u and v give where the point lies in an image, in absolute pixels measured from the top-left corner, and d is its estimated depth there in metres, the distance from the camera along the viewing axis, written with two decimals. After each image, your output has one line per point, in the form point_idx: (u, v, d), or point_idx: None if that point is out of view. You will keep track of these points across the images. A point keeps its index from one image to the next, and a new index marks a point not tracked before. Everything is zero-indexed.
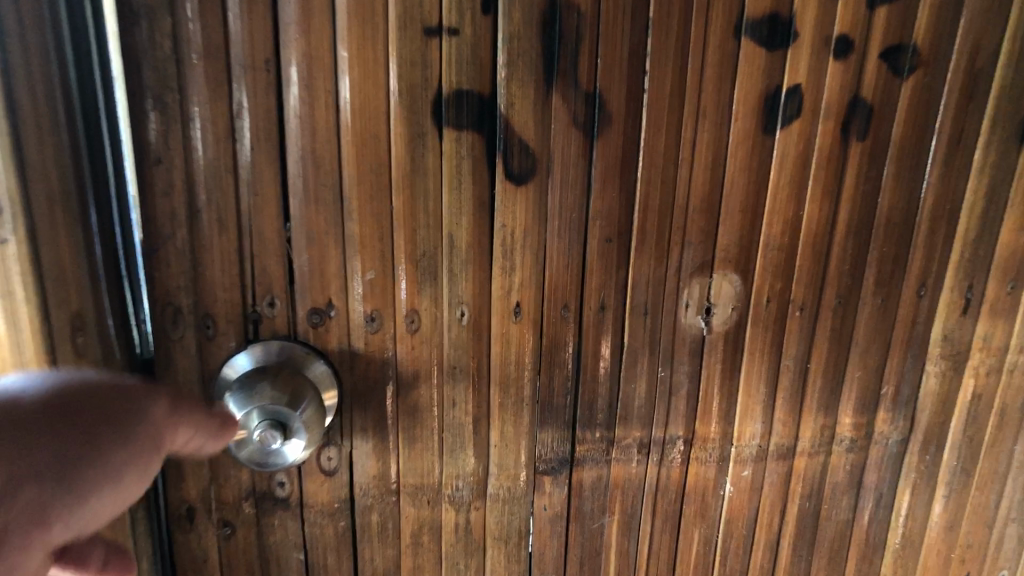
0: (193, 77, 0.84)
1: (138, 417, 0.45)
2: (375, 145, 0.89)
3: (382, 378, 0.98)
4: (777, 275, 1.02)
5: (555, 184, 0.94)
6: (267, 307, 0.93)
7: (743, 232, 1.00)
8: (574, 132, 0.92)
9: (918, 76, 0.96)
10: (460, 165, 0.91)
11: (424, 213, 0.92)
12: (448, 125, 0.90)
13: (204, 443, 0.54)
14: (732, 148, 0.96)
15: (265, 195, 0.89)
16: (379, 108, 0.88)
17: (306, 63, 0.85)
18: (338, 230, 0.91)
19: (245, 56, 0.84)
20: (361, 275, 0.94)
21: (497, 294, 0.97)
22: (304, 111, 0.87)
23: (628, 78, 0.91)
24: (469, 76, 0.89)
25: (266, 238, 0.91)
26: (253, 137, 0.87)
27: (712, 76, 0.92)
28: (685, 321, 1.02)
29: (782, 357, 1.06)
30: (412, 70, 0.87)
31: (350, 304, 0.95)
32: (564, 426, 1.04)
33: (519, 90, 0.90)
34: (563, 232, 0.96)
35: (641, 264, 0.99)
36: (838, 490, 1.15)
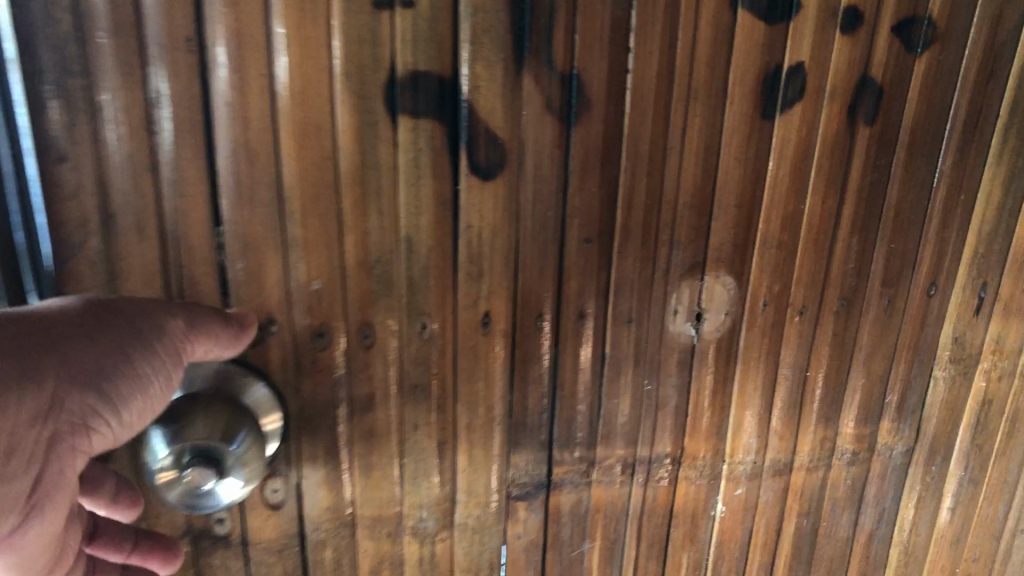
0: (101, 59, 0.71)
1: (154, 330, 0.66)
2: (319, 137, 0.77)
3: (333, 401, 0.86)
4: (775, 276, 0.92)
5: (528, 179, 0.82)
6: None
7: (738, 230, 0.89)
8: (548, 120, 0.81)
9: (933, 52, 0.86)
10: (418, 158, 0.79)
11: (377, 214, 0.80)
12: (403, 113, 0.78)
13: (221, 349, 0.73)
14: (726, 136, 0.84)
15: (191, 196, 0.76)
16: (322, 93, 0.76)
17: (235, 41, 0.72)
18: (278, 235, 0.79)
19: (162, 34, 0.71)
20: (306, 286, 0.82)
21: (463, 304, 0.86)
22: (234, 98, 0.74)
23: (609, 56, 0.79)
24: (427, 55, 0.76)
25: (194, 244, 0.78)
26: (175, 129, 0.74)
27: (704, 54, 0.81)
28: (672, 330, 0.92)
29: (779, 366, 0.96)
30: (360, 48, 0.75)
31: (294, 318, 0.82)
32: (540, 447, 0.94)
33: (484, 71, 0.78)
34: (537, 233, 0.85)
35: (625, 266, 0.88)
36: (838, 506, 1.06)
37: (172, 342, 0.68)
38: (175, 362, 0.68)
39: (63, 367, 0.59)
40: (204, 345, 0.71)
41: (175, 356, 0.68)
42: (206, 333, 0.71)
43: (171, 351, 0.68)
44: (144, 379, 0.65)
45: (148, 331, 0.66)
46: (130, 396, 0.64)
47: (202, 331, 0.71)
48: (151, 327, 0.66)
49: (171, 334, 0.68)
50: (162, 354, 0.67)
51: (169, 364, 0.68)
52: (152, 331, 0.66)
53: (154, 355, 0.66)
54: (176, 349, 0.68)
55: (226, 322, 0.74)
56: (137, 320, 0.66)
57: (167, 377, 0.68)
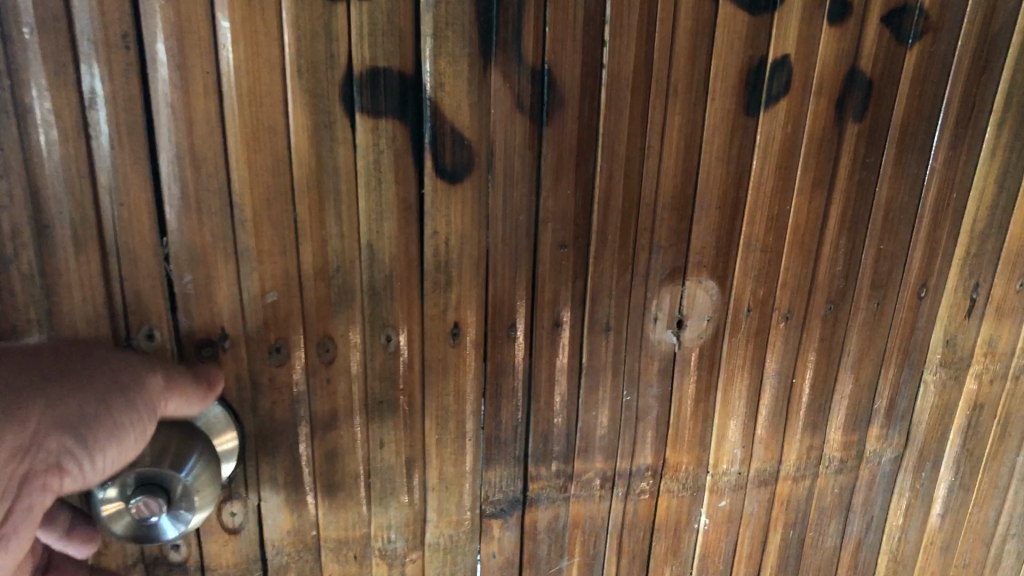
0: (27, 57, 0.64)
1: (133, 386, 0.66)
2: (271, 140, 0.71)
3: (293, 419, 0.81)
4: (760, 280, 0.87)
5: (497, 182, 0.77)
6: (144, 339, 0.75)
7: (721, 232, 0.84)
8: (519, 118, 0.75)
9: (925, 43, 0.81)
10: (379, 161, 0.74)
11: (337, 220, 0.75)
12: (362, 113, 0.72)
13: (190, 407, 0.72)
14: (708, 134, 0.80)
15: (132, 205, 0.71)
16: (273, 92, 0.70)
17: (177, 37, 0.67)
18: (229, 244, 0.74)
19: (94, 29, 0.65)
20: (261, 299, 0.76)
21: (431, 315, 0.81)
22: (177, 99, 0.68)
23: (582, 49, 0.74)
24: (387, 50, 0.71)
25: (138, 256, 0.72)
26: (112, 132, 0.68)
27: (684, 47, 0.76)
28: (653, 338, 0.87)
29: (765, 373, 0.92)
30: (314, 43, 0.69)
31: (249, 333, 0.77)
32: (515, 462, 0.89)
33: (448, 67, 0.72)
34: (508, 239, 0.80)
35: (602, 272, 0.83)
36: (825, 515, 1.02)
37: (148, 400, 0.68)
38: (147, 415, 0.67)
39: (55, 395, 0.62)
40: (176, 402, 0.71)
41: (146, 409, 0.67)
42: (177, 392, 0.71)
43: (143, 404, 0.67)
44: (117, 424, 0.64)
45: (126, 387, 0.66)
46: (110, 441, 0.64)
47: (174, 388, 0.71)
48: (129, 385, 0.66)
49: (142, 386, 0.67)
50: (134, 401, 0.66)
51: (140, 416, 0.67)
52: (130, 388, 0.66)
53: (133, 411, 0.66)
54: (150, 404, 0.68)
55: (199, 376, 0.74)
56: (99, 372, 0.66)
57: (140, 429, 0.67)
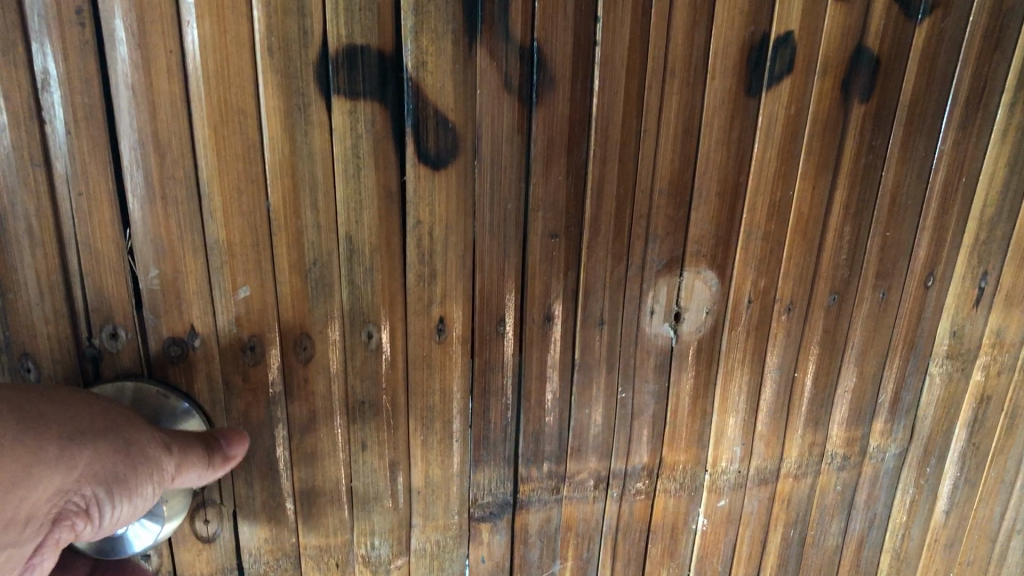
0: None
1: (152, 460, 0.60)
2: (241, 124, 0.66)
3: (269, 421, 0.76)
4: (761, 270, 0.83)
5: (484, 168, 0.72)
6: (108, 339, 0.70)
7: (720, 220, 0.80)
8: (506, 100, 0.71)
9: (934, 20, 0.77)
10: (357, 146, 0.69)
11: (313, 211, 0.70)
12: (338, 94, 0.67)
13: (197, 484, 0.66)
14: (707, 115, 0.75)
15: (91, 194, 0.66)
16: (242, 72, 0.65)
17: (136, 12, 0.61)
18: (198, 236, 0.69)
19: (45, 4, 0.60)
20: (233, 295, 0.71)
21: (414, 310, 0.76)
22: (138, 79, 0.63)
23: (573, 25, 0.69)
24: (364, 27, 0.66)
25: (99, 250, 0.67)
26: (68, 116, 0.63)
27: (682, 23, 0.71)
28: (649, 332, 0.83)
29: (765, 367, 0.88)
30: (285, 19, 0.64)
31: (220, 330, 0.72)
32: (504, 464, 0.84)
33: (431, 45, 0.68)
34: (496, 229, 0.75)
35: (595, 263, 0.78)
36: (827, 514, 0.98)
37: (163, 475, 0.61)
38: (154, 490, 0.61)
39: (67, 462, 0.55)
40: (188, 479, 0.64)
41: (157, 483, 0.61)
42: (191, 468, 0.64)
43: (156, 480, 0.61)
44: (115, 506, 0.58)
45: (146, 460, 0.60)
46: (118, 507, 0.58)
47: (188, 466, 0.64)
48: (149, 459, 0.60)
49: (158, 465, 0.61)
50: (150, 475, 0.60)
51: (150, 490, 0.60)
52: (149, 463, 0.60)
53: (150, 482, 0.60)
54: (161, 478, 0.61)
55: (216, 452, 0.67)
56: (119, 440, 0.58)
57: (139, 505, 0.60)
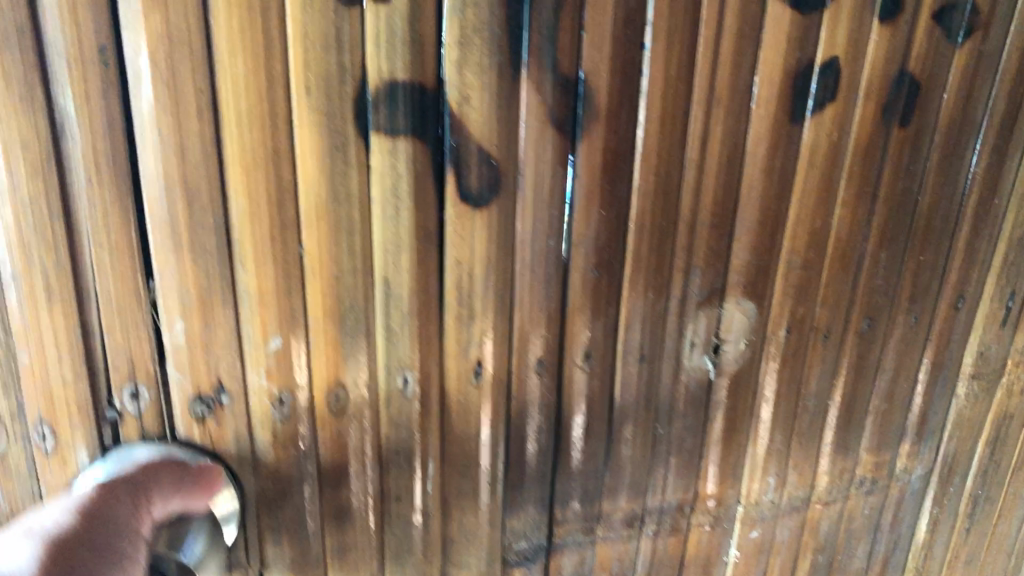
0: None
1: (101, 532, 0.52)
2: (274, 165, 0.62)
3: (300, 477, 0.72)
4: (798, 298, 0.81)
5: (526, 204, 0.69)
6: (129, 402, 0.65)
7: (761, 250, 0.77)
8: (550, 133, 0.67)
9: (972, 43, 0.76)
10: (397, 186, 0.65)
11: (350, 255, 0.66)
12: (377, 132, 0.63)
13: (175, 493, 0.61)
14: (751, 144, 0.72)
15: (112, 245, 0.60)
16: (277, 111, 0.60)
17: (165, 51, 0.57)
18: (227, 285, 0.64)
19: (63, 42, 0.55)
20: (263, 346, 0.67)
21: (452, 354, 0.72)
22: (166, 121, 0.58)
23: (621, 55, 0.66)
24: (407, 62, 0.62)
25: (120, 306, 0.62)
26: (88, 163, 0.58)
27: (729, 51, 0.69)
28: (689, 366, 0.80)
29: (799, 396, 0.86)
30: (324, 54, 0.60)
31: (249, 384, 0.68)
32: (540, 507, 0.81)
33: (475, 79, 0.64)
34: (537, 267, 0.71)
35: (636, 298, 0.75)
36: (854, 538, 0.97)
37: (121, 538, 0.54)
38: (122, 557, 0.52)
39: None
40: (162, 500, 0.59)
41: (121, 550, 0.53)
42: (155, 489, 0.59)
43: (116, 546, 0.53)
44: None
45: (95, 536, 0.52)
46: None
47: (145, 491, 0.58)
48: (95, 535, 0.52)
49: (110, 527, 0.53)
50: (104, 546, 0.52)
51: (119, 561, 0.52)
52: (97, 539, 0.52)
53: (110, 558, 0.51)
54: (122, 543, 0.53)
55: (180, 467, 0.62)
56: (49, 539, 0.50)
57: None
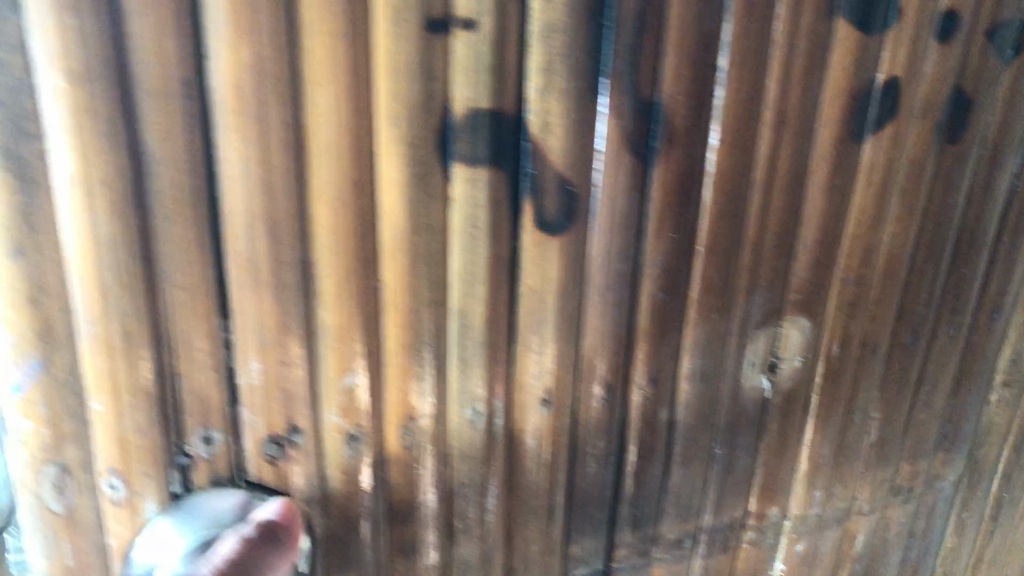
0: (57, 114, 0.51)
1: None
2: (357, 198, 0.60)
3: (370, 515, 0.70)
4: (850, 314, 0.81)
5: (600, 231, 0.68)
6: (202, 445, 0.62)
7: (819, 268, 0.77)
8: (628, 159, 0.66)
9: (1019, 60, 0.77)
10: (477, 216, 0.63)
11: (428, 288, 0.64)
12: (458, 160, 0.61)
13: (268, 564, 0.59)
14: (813, 164, 0.73)
15: (191, 287, 0.58)
16: (361, 142, 0.58)
17: (254, 84, 0.54)
18: (306, 323, 0.62)
19: (147, 77, 0.52)
20: (338, 383, 0.64)
21: (521, 383, 0.71)
22: (251, 157, 0.56)
23: (696, 79, 0.66)
24: (491, 90, 0.60)
25: (197, 348, 0.59)
26: (171, 202, 0.55)
27: (798, 72, 0.68)
28: (747, 385, 0.80)
29: (847, 410, 0.87)
30: (410, 84, 0.58)
31: (322, 422, 0.65)
32: (600, 531, 0.80)
33: (557, 107, 0.62)
34: (608, 293, 0.70)
35: (701, 320, 0.75)
36: (890, 546, 0.98)
37: None
38: None
39: None
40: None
41: None
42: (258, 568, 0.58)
43: None
44: None
45: None
46: None
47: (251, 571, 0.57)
48: None
49: None
50: None
51: None
52: None
53: None
54: None
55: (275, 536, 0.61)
56: None
57: None
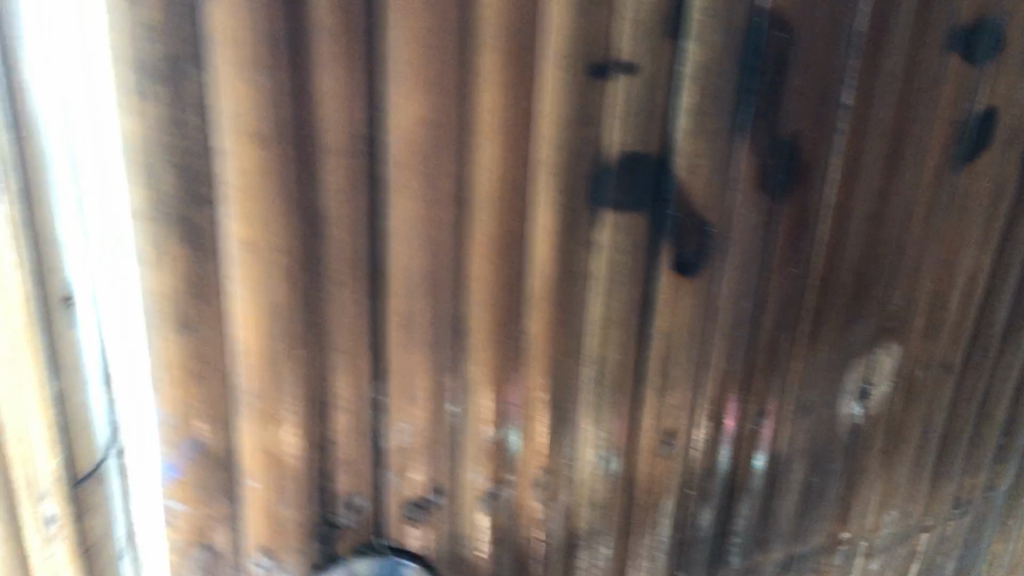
0: (231, 175, 0.47)
1: None
2: (513, 250, 0.57)
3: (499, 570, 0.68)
4: (934, 336, 0.83)
5: (732, 272, 0.67)
6: (346, 514, 0.59)
7: (910, 293, 0.79)
8: (761, 198, 0.65)
9: None
10: (621, 263, 0.62)
11: (571, 337, 0.62)
12: (610, 207, 0.60)
13: None
14: (916, 194, 0.74)
15: (351, 352, 0.54)
16: (521, 192, 0.56)
17: (429, 139, 0.51)
18: (454, 380, 0.59)
19: (327, 136, 0.49)
20: (481, 440, 0.62)
21: (647, 427, 0.70)
22: (419, 214, 0.53)
23: (823, 116, 0.66)
24: (643, 135, 0.59)
25: (350, 415, 0.56)
26: (338, 266, 0.52)
27: (911, 106, 0.69)
28: (842, 412, 0.80)
29: (923, 430, 0.88)
30: (572, 132, 0.56)
31: (464, 481, 0.63)
32: (704, 566, 0.80)
33: (702, 148, 0.61)
34: (733, 332, 0.69)
35: (807, 351, 0.75)
36: (948, 557, 1.00)
37: None
38: None
39: None
40: None
41: None
42: None
43: None
44: None
45: None
46: None
47: None
48: None
49: None
50: None
51: None
52: None
53: None
54: None
55: None
56: None
57: None
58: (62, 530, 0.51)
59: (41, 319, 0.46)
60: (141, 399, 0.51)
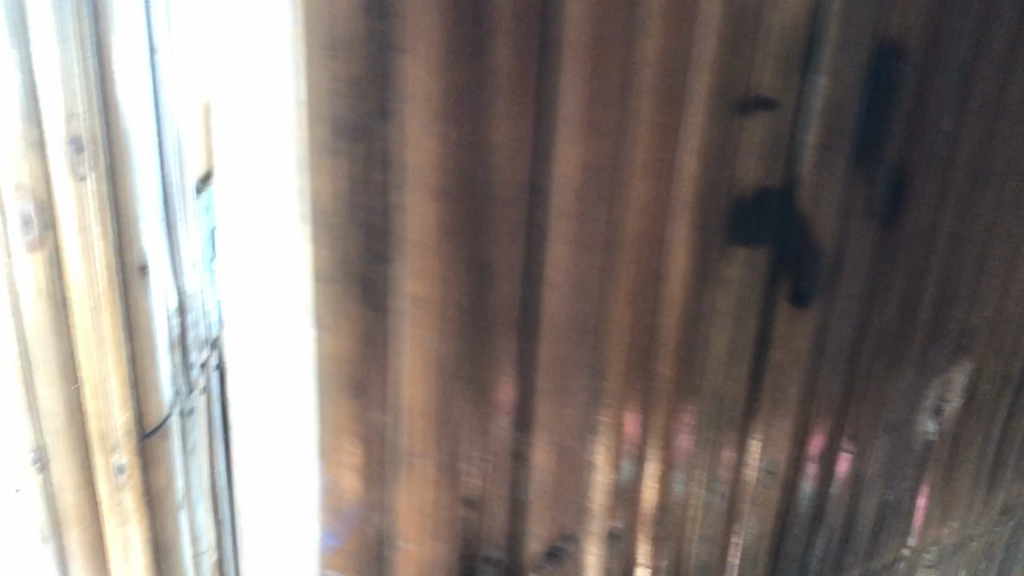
0: (408, 176, 0.47)
1: None
2: (652, 289, 0.56)
3: None
4: (1003, 351, 0.84)
5: (840, 300, 0.67)
6: (476, 560, 0.58)
7: (990, 313, 0.79)
8: (869, 226, 0.65)
9: None
10: (744, 297, 0.61)
11: (694, 372, 0.62)
12: (739, 243, 0.59)
13: None
14: (1008, 218, 0.74)
15: (496, 395, 0.54)
16: (664, 231, 0.55)
17: (586, 183, 0.51)
18: (592, 424, 0.58)
19: (497, 186, 0.49)
20: (610, 483, 0.60)
21: (752, 457, 0.69)
22: (572, 258, 0.52)
23: (932, 143, 0.66)
24: (773, 169, 0.58)
25: (489, 458, 0.55)
26: (495, 313, 0.52)
27: (1011, 131, 0.69)
28: (919, 430, 0.81)
29: (982, 441, 0.89)
30: (714, 170, 0.55)
31: (590, 526, 0.61)
32: None
33: (826, 180, 0.61)
34: (834, 359, 0.69)
35: (898, 374, 0.75)
36: (995, 562, 1.02)
37: None
38: None
39: None
40: None
41: None
42: None
43: None
44: None
45: None
46: None
47: None
48: None
49: None
50: None
51: None
52: None
53: None
54: None
55: None
56: None
57: None
58: (130, 480, 0.48)
59: (117, 267, 0.44)
60: (289, 338, 0.50)
